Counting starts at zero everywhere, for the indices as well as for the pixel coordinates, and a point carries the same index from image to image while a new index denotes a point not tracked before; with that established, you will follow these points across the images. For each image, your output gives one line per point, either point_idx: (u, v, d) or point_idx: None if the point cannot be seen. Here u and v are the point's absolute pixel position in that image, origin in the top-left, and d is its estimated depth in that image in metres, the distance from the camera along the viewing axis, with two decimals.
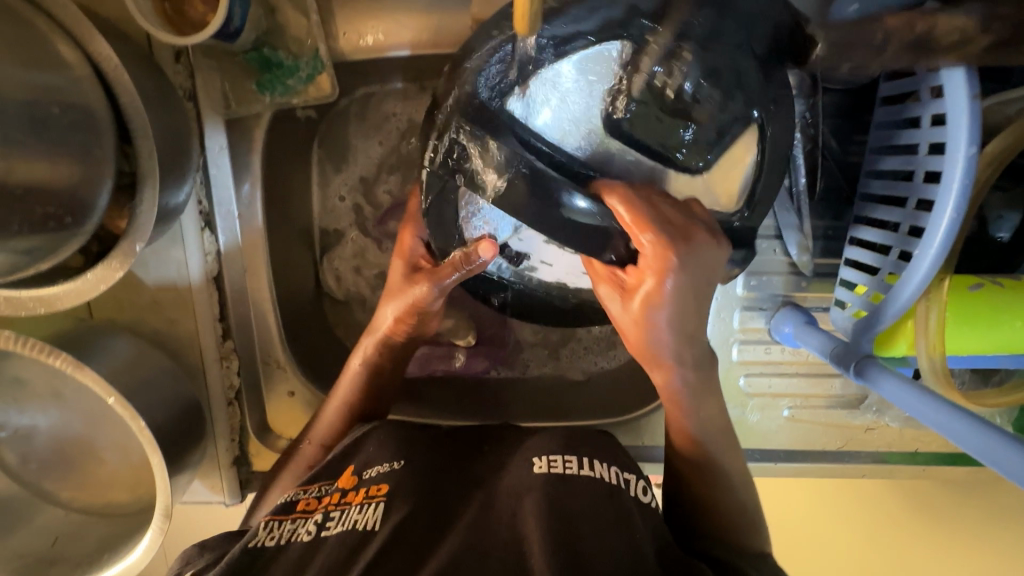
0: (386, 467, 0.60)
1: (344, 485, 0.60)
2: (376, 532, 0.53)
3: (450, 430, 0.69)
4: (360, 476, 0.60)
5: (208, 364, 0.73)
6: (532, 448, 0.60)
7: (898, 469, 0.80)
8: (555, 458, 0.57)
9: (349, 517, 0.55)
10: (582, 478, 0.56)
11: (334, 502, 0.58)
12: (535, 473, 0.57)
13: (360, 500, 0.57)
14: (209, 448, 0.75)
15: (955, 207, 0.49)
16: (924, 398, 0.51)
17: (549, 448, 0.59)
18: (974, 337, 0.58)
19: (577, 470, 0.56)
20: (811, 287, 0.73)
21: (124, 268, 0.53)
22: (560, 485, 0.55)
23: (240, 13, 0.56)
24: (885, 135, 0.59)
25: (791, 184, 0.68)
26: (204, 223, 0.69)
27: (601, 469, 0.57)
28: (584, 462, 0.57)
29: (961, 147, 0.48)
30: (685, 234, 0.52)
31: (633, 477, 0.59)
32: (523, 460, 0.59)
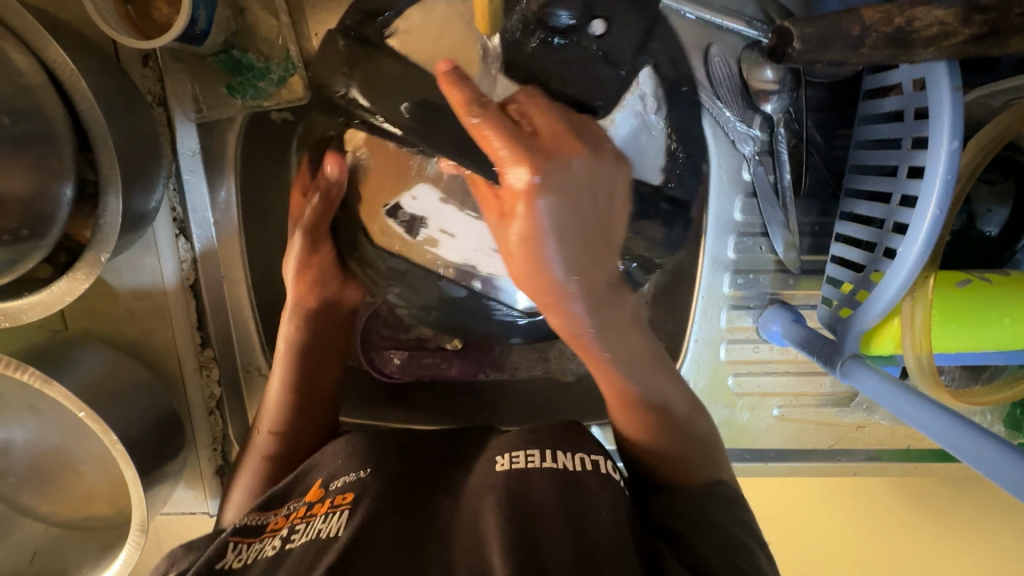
0: (353, 477, 0.63)
1: (312, 498, 0.62)
2: (339, 538, 0.55)
3: (428, 437, 0.70)
4: (327, 488, 0.63)
5: (187, 373, 0.71)
6: (496, 450, 0.63)
7: (889, 467, 0.80)
8: (518, 454, 0.59)
9: (313, 528, 0.57)
10: (544, 469, 0.57)
11: (301, 516, 0.60)
12: (497, 471, 0.58)
13: (325, 510, 0.59)
14: (191, 459, 0.74)
15: (939, 200, 0.47)
16: (899, 398, 0.51)
17: (512, 446, 0.61)
18: (962, 335, 0.57)
19: (538, 463, 0.58)
20: (799, 285, 0.72)
21: (89, 279, 0.51)
22: (518, 480, 0.56)
23: (205, 15, 0.55)
24: (868, 130, 0.58)
25: (776, 180, 0.67)
26: (178, 229, 0.67)
27: (565, 460, 0.58)
28: (546, 454, 0.58)
29: (943, 141, 0.47)
30: (551, 154, 0.53)
31: (601, 458, 0.59)
32: (487, 463, 0.61)
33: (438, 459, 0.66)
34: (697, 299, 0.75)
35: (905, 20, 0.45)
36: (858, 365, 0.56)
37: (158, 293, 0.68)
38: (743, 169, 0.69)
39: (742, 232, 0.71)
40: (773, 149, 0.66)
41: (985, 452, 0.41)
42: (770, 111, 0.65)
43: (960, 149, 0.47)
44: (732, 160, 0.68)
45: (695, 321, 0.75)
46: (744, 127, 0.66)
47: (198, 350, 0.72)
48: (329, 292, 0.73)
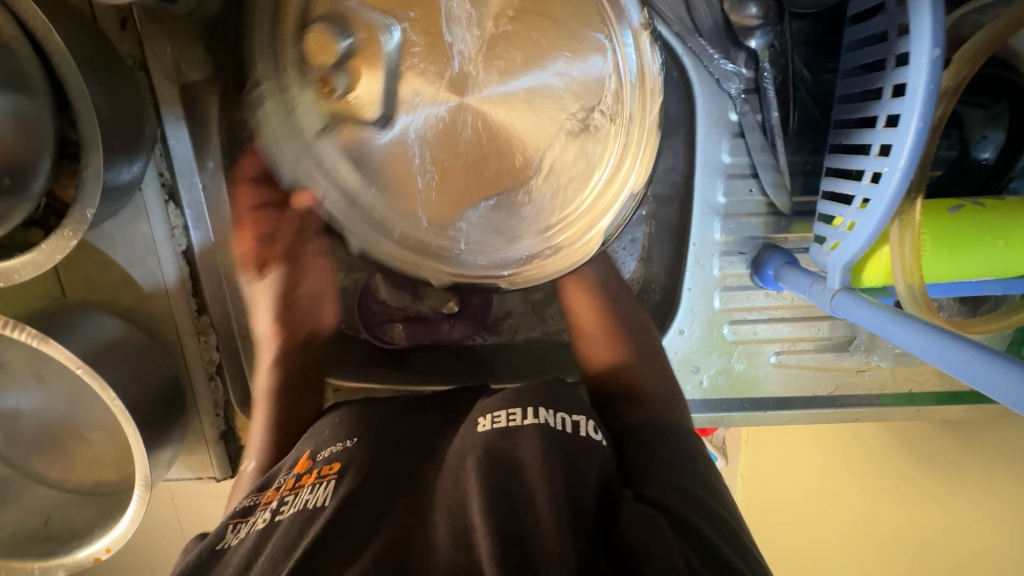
0: (340, 446, 0.60)
1: (301, 469, 0.60)
2: (326, 506, 0.52)
3: (419, 400, 0.68)
4: (315, 459, 0.61)
5: (184, 339, 0.73)
6: (482, 409, 0.59)
7: (893, 411, 0.78)
8: (500, 414, 0.56)
9: (301, 499, 0.54)
10: (528, 428, 0.53)
11: (290, 487, 0.57)
12: (478, 432, 0.55)
13: (313, 480, 0.56)
14: (194, 424, 0.76)
15: (921, 117, 0.46)
16: (915, 329, 0.48)
17: (495, 405, 0.58)
18: (953, 262, 0.56)
19: (520, 421, 0.54)
20: (792, 228, 0.71)
21: (77, 236, 0.52)
22: (502, 439, 0.53)
23: None
24: (855, 55, 0.56)
25: (763, 120, 0.66)
26: (167, 196, 0.68)
27: (546, 416, 0.54)
28: (528, 412, 0.55)
29: (925, 51, 0.45)
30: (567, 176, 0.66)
31: (581, 419, 0.55)
32: (471, 423, 0.58)
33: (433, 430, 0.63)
34: (688, 248, 0.74)
35: None
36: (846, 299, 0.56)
37: (152, 261, 0.69)
38: (729, 110, 0.67)
39: (731, 173, 0.70)
40: (753, 91, 0.66)
41: (1003, 382, 0.38)
42: (755, 48, 0.64)
43: (943, 58, 0.45)
44: (718, 101, 0.67)
45: (688, 269, 0.74)
46: (730, 65, 0.65)
47: (195, 316, 0.73)
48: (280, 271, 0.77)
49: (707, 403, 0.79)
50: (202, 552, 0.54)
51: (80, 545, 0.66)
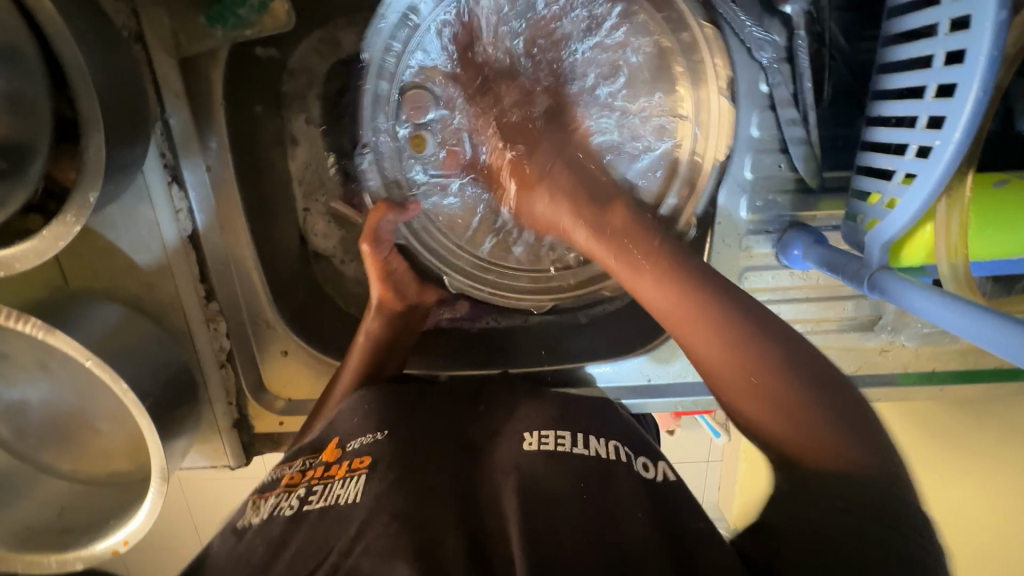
0: (370, 438, 0.58)
1: (329, 457, 0.58)
2: (357, 505, 0.51)
3: (447, 390, 0.66)
4: (344, 448, 0.58)
5: (194, 327, 0.71)
6: (524, 423, 0.59)
7: (914, 390, 0.78)
8: (547, 434, 0.57)
9: (332, 493, 0.53)
10: (576, 458, 0.54)
11: (317, 476, 0.56)
12: (525, 450, 0.56)
13: (343, 474, 0.55)
14: (206, 413, 0.74)
15: (981, 86, 0.43)
16: (954, 306, 0.46)
17: (542, 423, 0.59)
18: (999, 241, 0.54)
19: (570, 448, 0.55)
20: (820, 205, 0.68)
21: (80, 222, 0.49)
22: (551, 462, 0.54)
23: None
24: (898, 21, 0.53)
25: (795, 89, 0.63)
26: (170, 177, 0.65)
27: (596, 446, 0.56)
28: (578, 439, 0.56)
29: (990, 13, 0.41)
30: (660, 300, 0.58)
31: (629, 451, 0.57)
32: (515, 436, 0.58)
33: (470, 423, 0.61)
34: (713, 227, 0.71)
35: None
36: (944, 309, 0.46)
37: (156, 246, 0.66)
38: (760, 82, 0.64)
39: (759, 149, 0.67)
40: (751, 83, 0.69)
41: None
42: (791, 13, 0.60)
43: (1007, 23, 0.42)
44: (748, 73, 0.64)
45: (713, 249, 0.71)
46: (762, 33, 0.62)
47: (203, 303, 0.71)
48: (406, 296, 0.76)
49: None
50: (226, 530, 0.55)
51: (96, 538, 0.65)
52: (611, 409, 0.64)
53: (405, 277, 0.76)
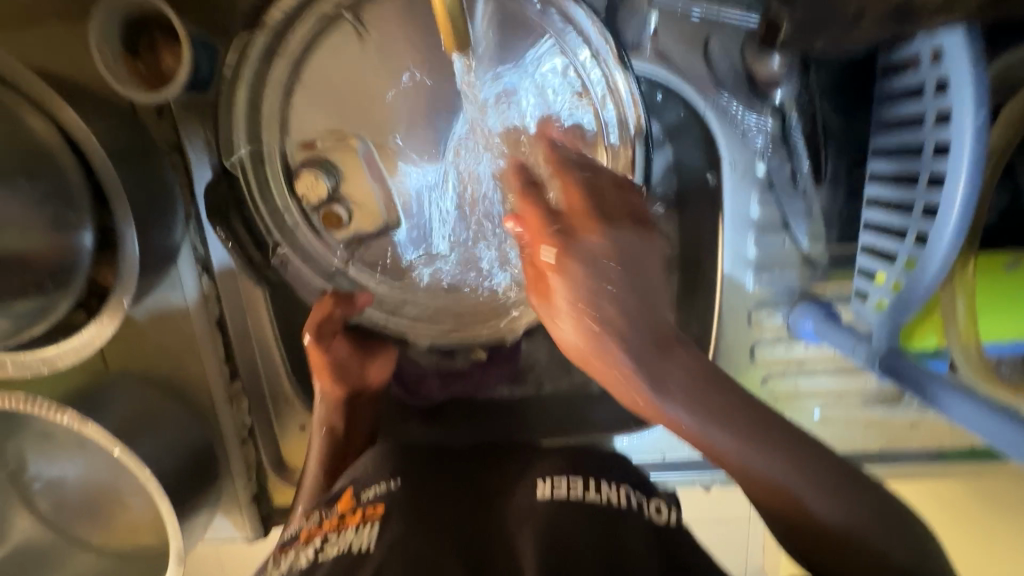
0: (384, 487, 0.58)
1: (343, 507, 0.57)
2: (370, 552, 0.50)
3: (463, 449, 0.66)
4: (358, 497, 0.58)
5: (218, 405, 0.75)
6: (538, 472, 0.58)
7: (953, 467, 0.73)
8: (560, 481, 0.55)
9: (344, 540, 0.52)
10: (590, 502, 0.53)
11: (332, 525, 0.56)
12: (541, 498, 0.54)
13: (357, 520, 0.54)
14: (228, 486, 0.77)
15: (969, 180, 0.43)
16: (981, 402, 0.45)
17: (554, 470, 0.57)
18: (1006, 317, 0.52)
19: (583, 493, 0.54)
20: (830, 278, 0.67)
21: (114, 324, 0.55)
22: (566, 509, 0.52)
23: (205, 58, 0.58)
24: (889, 108, 0.53)
25: (794, 170, 0.63)
26: (201, 267, 0.70)
27: (609, 493, 0.55)
28: (589, 484, 0.55)
29: (968, 115, 0.42)
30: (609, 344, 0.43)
31: (646, 500, 0.55)
32: (528, 483, 0.56)
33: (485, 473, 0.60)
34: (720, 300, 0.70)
35: None
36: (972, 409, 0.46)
37: (188, 328, 0.72)
38: (757, 163, 0.65)
39: (762, 228, 0.67)
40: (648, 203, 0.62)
41: None
42: (779, 100, 0.61)
43: (988, 121, 0.42)
44: (744, 156, 0.65)
45: (719, 322, 0.71)
46: (756, 118, 0.63)
47: (227, 382, 0.75)
48: (349, 377, 0.71)
49: None
50: None
51: None
52: (620, 459, 0.62)
53: (345, 361, 0.71)
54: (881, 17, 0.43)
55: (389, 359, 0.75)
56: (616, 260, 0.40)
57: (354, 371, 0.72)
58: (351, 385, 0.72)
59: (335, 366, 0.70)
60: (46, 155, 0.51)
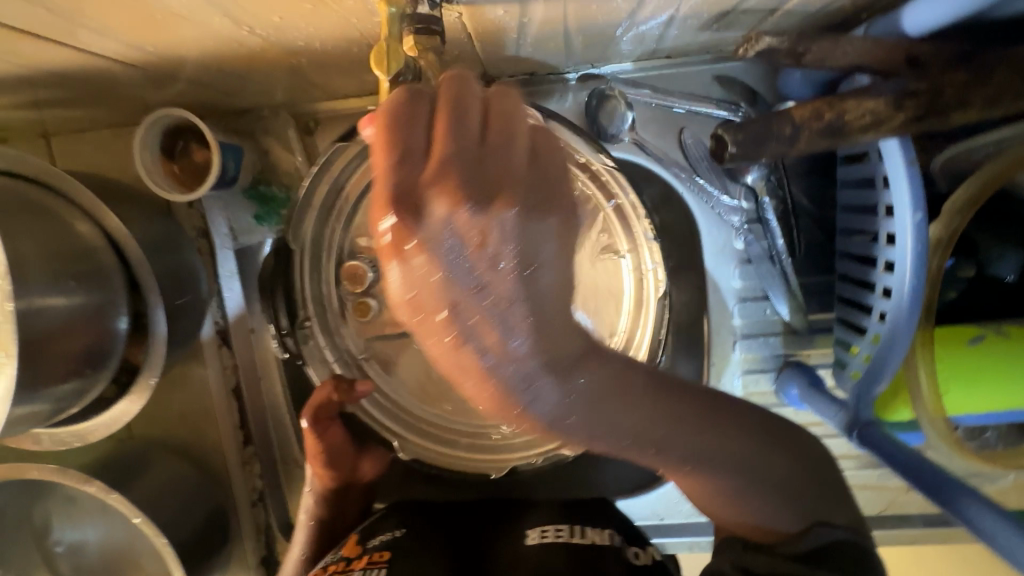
0: (390, 536, 0.62)
1: (350, 553, 0.61)
2: None
3: (461, 508, 0.70)
4: (365, 545, 0.62)
5: (230, 468, 0.79)
6: (529, 524, 0.61)
7: (954, 533, 0.73)
8: (548, 528, 0.58)
9: None
10: (572, 545, 0.56)
11: (338, 570, 0.59)
12: (530, 544, 0.57)
13: (364, 565, 0.57)
14: (238, 549, 0.80)
15: (913, 269, 0.48)
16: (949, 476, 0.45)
17: (546, 521, 0.61)
18: (974, 393, 0.54)
19: (569, 537, 0.57)
20: (817, 342, 0.69)
21: (142, 401, 0.60)
22: (549, 554, 0.55)
23: (233, 159, 0.65)
24: (848, 195, 0.58)
25: (769, 245, 0.67)
26: (222, 339, 0.76)
27: (592, 535, 0.57)
28: (575, 530, 0.58)
29: (908, 214, 0.47)
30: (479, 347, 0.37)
31: (626, 542, 0.57)
32: (519, 534, 0.60)
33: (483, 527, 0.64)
34: (708, 366, 0.73)
35: (835, 114, 0.47)
36: (965, 501, 0.42)
37: (207, 397, 0.77)
38: (735, 239, 0.69)
39: (745, 297, 0.71)
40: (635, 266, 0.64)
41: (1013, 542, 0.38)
42: (752, 181, 0.66)
43: (926, 219, 0.47)
44: (722, 233, 0.69)
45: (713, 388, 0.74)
46: (730, 199, 0.67)
47: (241, 447, 0.79)
48: (342, 469, 0.74)
49: None
50: None
51: None
52: (601, 503, 0.65)
53: (341, 451, 0.73)
54: (815, 132, 0.49)
55: (382, 454, 0.77)
56: (514, 288, 0.36)
57: (347, 461, 0.74)
58: (341, 477, 0.74)
59: (330, 456, 0.73)
60: (83, 253, 0.56)
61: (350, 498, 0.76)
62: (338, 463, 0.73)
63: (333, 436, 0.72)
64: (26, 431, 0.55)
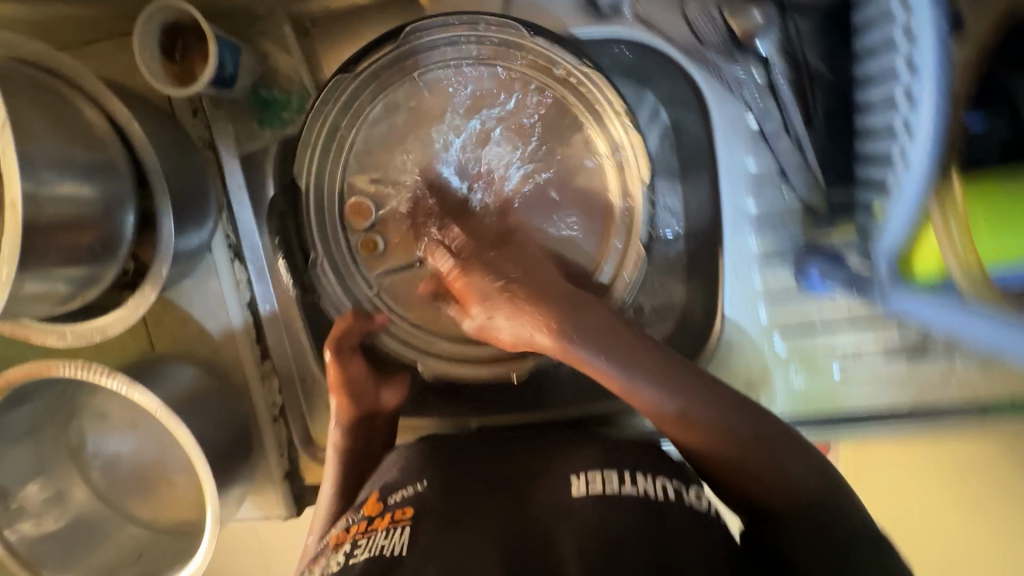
0: (411, 490, 0.60)
1: (370, 512, 0.60)
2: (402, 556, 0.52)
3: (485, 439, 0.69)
4: (385, 502, 0.60)
5: (251, 384, 0.80)
6: (571, 467, 0.59)
7: (992, 424, 0.70)
8: (594, 476, 0.56)
9: (375, 544, 0.54)
10: (624, 495, 0.54)
11: (361, 530, 0.57)
12: (575, 495, 0.55)
13: (387, 525, 0.56)
14: (262, 463, 0.82)
15: (932, 90, 0.45)
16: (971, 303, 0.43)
17: (586, 465, 0.58)
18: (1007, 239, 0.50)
19: (618, 487, 0.55)
20: (834, 228, 0.65)
21: (155, 291, 0.61)
22: (597, 505, 0.53)
23: (230, 60, 0.66)
24: (864, 42, 0.55)
25: (783, 119, 0.63)
26: (234, 254, 0.77)
27: (644, 483, 0.55)
28: (624, 476, 0.56)
29: (926, 29, 0.44)
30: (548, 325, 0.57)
31: (676, 486, 0.56)
32: (561, 480, 0.57)
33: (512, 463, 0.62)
34: (725, 260, 0.75)
35: None
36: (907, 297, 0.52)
37: (223, 312, 0.78)
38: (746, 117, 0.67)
39: (758, 180, 0.70)
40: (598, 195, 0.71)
41: None
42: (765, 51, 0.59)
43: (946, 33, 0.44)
44: None
45: (726, 280, 0.75)
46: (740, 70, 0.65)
47: (259, 362, 0.80)
48: (365, 399, 0.75)
49: None
50: None
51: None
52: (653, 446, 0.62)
53: (364, 379, 0.75)
54: None
55: (402, 385, 0.79)
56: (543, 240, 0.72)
57: (370, 390, 0.75)
58: (365, 407, 0.75)
59: (353, 385, 0.74)
60: (92, 137, 0.57)
61: (375, 430, 0.76)
62: (361, 393, 0.75)
63: (356, 367, 0.74)
64: (38, 312, 0.57)
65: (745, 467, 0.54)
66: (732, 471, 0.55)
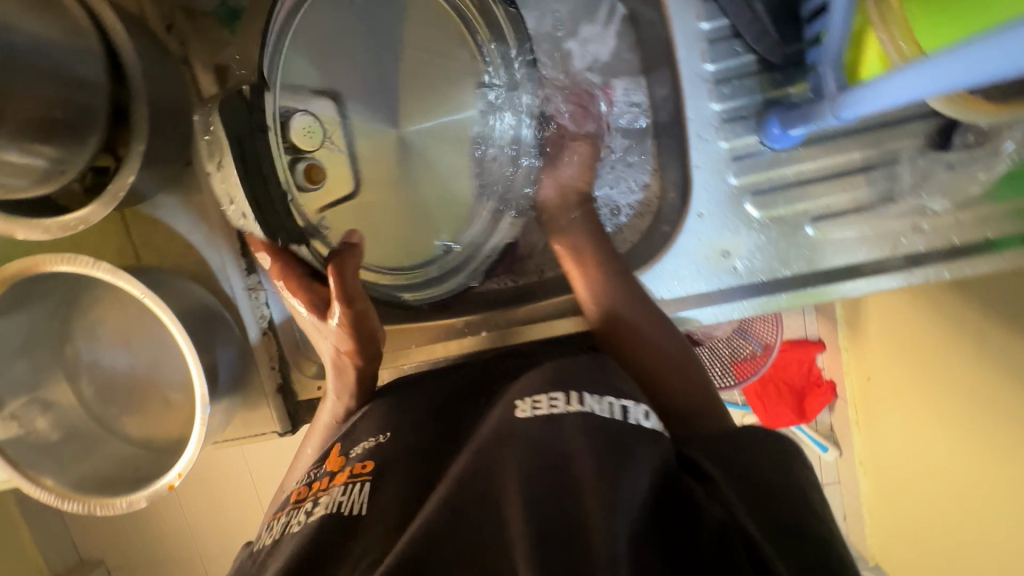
0: (372, 442, 0.62)
1: (333, 467, 0.62)
2: (361, 512, 0.53)
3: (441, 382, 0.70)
4: (346, 456, 0.62)
5: (238, 295, 0.81)
6: (517, 393, 0.58)
7: (964, 265, 0.71)
8: (540, 399, 0.54)
9: (332, 499, 0.55)
10: (570, 415, 0.52)
11: (322, 486, 0.59)
12: (517, 418, 0.53)
13: (345, 480, 0.58)
14: (254, 379, 0.83)
15: None
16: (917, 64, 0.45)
17: (535, 387, 0.57)
18: None
19: (563, 408, 0.53)
20: (793, 83, 0.71)
21: (133, 173, 0.64)
22: (547, 426, 0.51)
23: None
24: None
25: None
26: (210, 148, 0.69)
27: (592, 402, 0.53)
28: (572, 397, 0.54)
29: None
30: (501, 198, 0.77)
31: (630, 403, 0.54)
32: (507, 406, 0.56)
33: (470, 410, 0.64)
34: (687, 125, 0.74)
35: None
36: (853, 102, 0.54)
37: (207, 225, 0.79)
38: None
39: (713, 40, 0.72)
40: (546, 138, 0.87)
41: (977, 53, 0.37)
42: None
43: None
44: None
45: (692, 146, 0.74)
46: None
47: (245, 275, 0.81)
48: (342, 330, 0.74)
49: (751, 289, 0.74)
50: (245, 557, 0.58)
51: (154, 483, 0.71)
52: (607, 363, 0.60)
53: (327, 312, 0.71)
54: None
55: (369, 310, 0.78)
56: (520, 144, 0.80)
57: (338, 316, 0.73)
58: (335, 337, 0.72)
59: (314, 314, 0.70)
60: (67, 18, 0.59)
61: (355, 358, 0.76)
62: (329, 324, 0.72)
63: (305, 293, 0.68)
64: (23, 186, 0.61)
65: (635, 332, 0.70)
66: (625, 338, 0.70)
